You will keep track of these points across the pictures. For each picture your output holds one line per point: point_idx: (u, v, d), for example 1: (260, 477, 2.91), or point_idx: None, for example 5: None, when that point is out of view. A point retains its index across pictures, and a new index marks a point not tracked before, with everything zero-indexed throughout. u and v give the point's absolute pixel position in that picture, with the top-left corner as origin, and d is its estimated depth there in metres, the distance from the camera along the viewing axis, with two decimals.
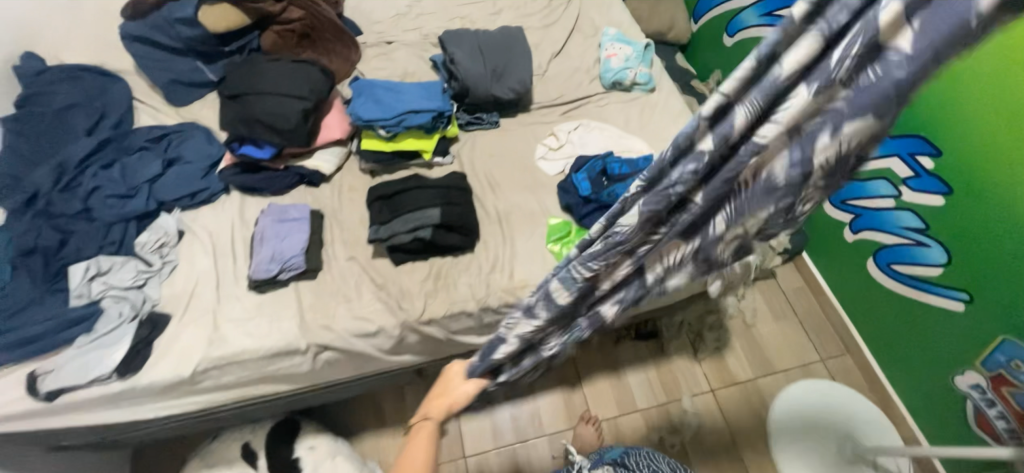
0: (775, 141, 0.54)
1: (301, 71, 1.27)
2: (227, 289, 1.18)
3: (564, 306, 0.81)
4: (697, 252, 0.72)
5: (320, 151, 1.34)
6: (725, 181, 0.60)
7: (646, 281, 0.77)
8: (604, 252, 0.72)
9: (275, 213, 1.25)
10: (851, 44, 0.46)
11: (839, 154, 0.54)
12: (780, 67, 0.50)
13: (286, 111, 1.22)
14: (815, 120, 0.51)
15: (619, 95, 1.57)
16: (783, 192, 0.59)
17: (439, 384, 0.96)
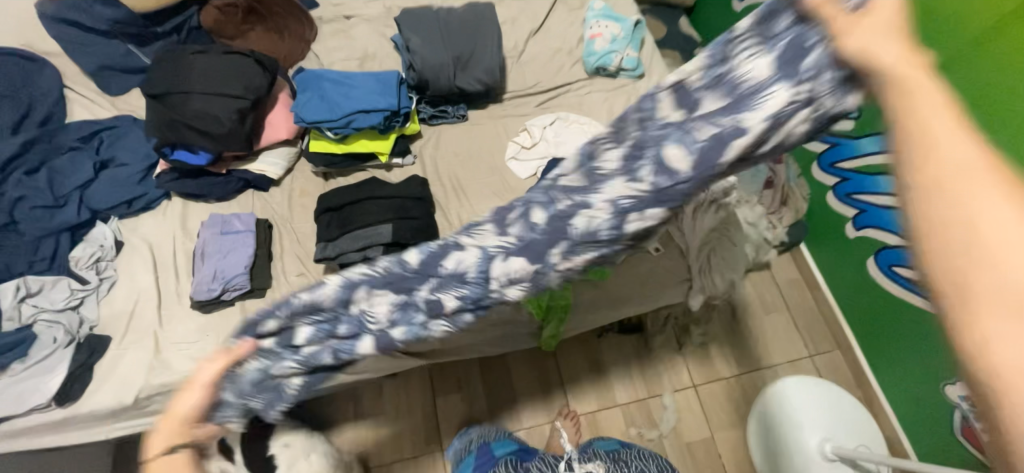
0: (598, 197, 0.73)
1: (234, 65, 1.13)
2: (170, 308, 1.11)
3: (390, 288, 0.78)
4: (537, 274, 0.78)
5: (267, 153, 1.22)
6: (550, 229, 0.75)
7: (481, 290, 0.80)
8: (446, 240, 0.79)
9: (217, 224, 1.15)
10: (654, 154, 0.69)
11: (641, 227, 0.72)
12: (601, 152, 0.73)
13: (219, 114, 1.08)
14: (621, 188, 0.71)
15: (604, 83, 1.40)
16: (599, 245, 0.74)
17: (160, 437, 0.70)
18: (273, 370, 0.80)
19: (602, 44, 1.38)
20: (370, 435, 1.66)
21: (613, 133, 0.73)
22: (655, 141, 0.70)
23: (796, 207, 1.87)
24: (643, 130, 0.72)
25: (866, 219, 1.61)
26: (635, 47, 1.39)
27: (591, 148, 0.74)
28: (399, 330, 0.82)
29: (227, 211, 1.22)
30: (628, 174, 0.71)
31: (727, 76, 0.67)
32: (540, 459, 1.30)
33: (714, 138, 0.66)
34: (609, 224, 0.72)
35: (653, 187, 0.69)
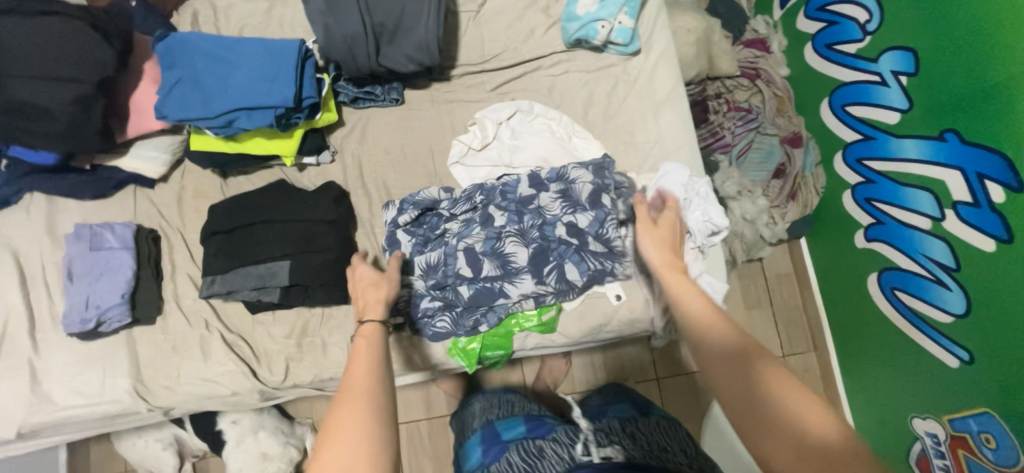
0: (462, 245, 0.95)
1: (64, 31, 0.82)
2: (47, 332, 0.96)
3: (526, 195, 0.96)
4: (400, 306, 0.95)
5: (141, 144, 0.96)
6: (424, 259, 0.96)
7: (421, 273, 0.96)
8: (460, 201, 0.97)
9: (85, 237, 0.94)
10: (505, 226, 0.95)
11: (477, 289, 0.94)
12: (459, 205, 0.97)
13: (50, 106, 0.82)
14: (479, 247, 0.95)
15: (585, 58, 1.06)
16: (445, 288, 0.95)
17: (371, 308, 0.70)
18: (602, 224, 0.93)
19: (587, 4, 1.03)
20: (325, 402, 1.41)
21: (473, 203, 0.97)
22: (502, 233, 0.95)
23: (805, 203, 1.61)
24: (502, 206, 0.96)
25: (878, 231, 1.36)
26: (632, 12, 1.03)
27: (451, 205, 0.97)
28: (461, 258, 0.94)
29: (103, 216, 1.00)
30: (475, 256, 0.94)
31: (570, 193, 0.95)
32: (550, 438, 0.79)
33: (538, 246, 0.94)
34: (455, 267, 0.94)
35: (490, 252, 0.94)
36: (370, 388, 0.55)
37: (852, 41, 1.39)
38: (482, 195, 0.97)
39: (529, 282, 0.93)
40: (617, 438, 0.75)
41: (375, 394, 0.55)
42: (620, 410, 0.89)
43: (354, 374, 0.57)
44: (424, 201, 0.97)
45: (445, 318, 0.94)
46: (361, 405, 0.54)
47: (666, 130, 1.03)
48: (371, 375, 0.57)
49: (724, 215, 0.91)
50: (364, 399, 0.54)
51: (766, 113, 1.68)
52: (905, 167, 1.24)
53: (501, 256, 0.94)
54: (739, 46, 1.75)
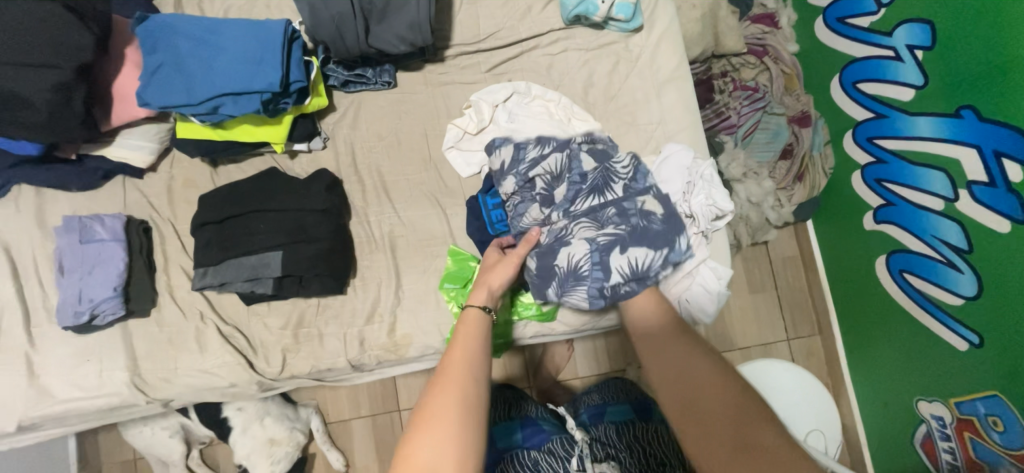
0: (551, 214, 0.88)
1: (36, 16, 0.78)
2: (42, 326, 0.95)
3: (544, 170, 0.90)
4: (614, 260, 0.84)
5: (127, 133, 0.93)
6: (605, 203, 0.87)
7: (623, 219, 0.86)
8: (533, 160, 0.91)
9: (75, 229, 0.92)
10: (538, 209, 0.89)
11: (575, 269, 0.85)
12: (536, 172, 0.90)
13: (29, 94, 0.79)
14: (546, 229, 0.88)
15: (585, 37, 1.02)
16: (606, 249, 0.85)
17: (477, 292, 0.76)
18: (618, 204, 0.87)
19: None
20: (329, 389, 1.41)
21: (529, 182, 0.90)
22: (632, 190, 0.88)
23: (812, 184, 1.58)
24: (521, 179, 0.90)
25: (888, 213, 1.32)
26: None
27: (534, 165, 0.90)
28: (556, 226, 0.88)
29: (94, 207, 0.98)
30: (598, 214, 0.87)
31: (579, 170, 0.89)
32: (547, 450, 0.83)
33: (563, 230, 0.87)
34: (587, 227, 0.87)
35: (548, 234, 0.88)
36: (466, 379, 0.61)
37: (865, 14, 1.33)
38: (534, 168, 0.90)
39: (643, 253, 0.84)
40: (613, 450, 0.80)
41: (470, 389, 0.61)
42: (618, 412, 0.91)
43: (452, 361, 0.64)
44: (522, 150, 0.91)
45: (580, 290, 0.85)
46: (456, 394, 0.60)
47: (670, 111, 1.00)
48: (470, 369, 0.63)
49: (729, 198, 0.87)
50: (458, 389, 0.60)
51: (774, 92, 1.62)
52: (917, 145, 1.19)
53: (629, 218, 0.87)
54: (747, 21, 1.68)
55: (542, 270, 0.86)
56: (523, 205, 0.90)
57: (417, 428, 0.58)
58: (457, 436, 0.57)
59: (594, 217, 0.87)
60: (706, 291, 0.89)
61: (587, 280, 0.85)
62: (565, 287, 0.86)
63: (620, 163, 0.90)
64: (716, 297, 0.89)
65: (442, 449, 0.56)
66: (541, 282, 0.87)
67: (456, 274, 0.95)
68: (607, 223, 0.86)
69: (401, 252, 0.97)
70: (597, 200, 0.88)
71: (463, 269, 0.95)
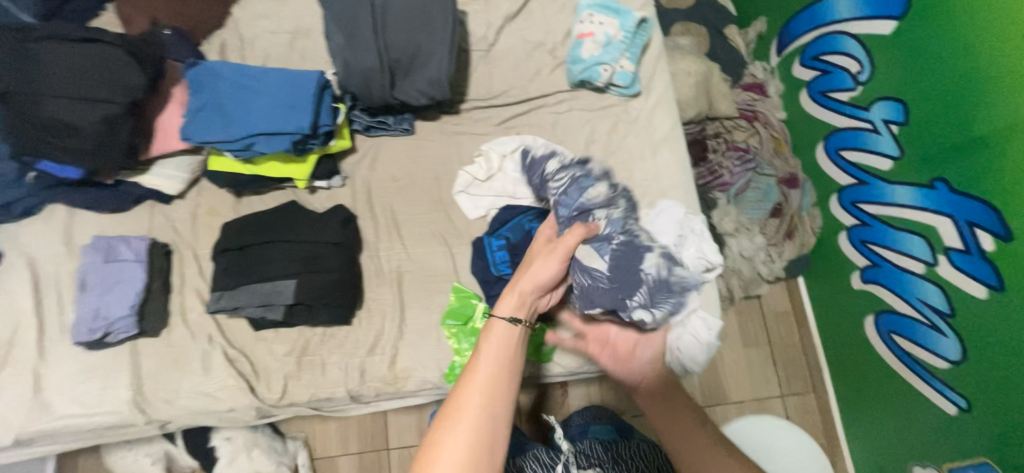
0: (612, 205, 0.92)
1: (98, 57, 0.86)
2: (52, 341, 0.98)
3: (597, 169, 0.97)
4: (677, 267, 0.87)
5: (162, 163, 1.01)
6: (645, 220, 0.96)
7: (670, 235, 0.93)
8: (576, 165, 0.98)
9: (101, 249, 0.98)
10: (602, 194, 0.92)
11: (648, 272, 0.85)
12: (590, 168, 0.97)
13: (82, 124, 0.86)
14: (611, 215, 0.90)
15: (588, 98, 1.12)
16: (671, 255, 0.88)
17: (504, 301, 0.76)
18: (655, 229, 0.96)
19: (591, 48, 1.08)
20: (320, 421, 1.40)
21: (586, 173, 0.95)
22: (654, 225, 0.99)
23: (803, 242, 1.65)
24: (575, 174, 0.96)
25: (875, 274, 1.38)
26: (632, 57, 1.09)
27: (583, 166, 0.98)
28: (613, 213, 0.91)
29: (121, 228, 1.04)
30: (648, 223, 0.93)
31: (618, 183, 0.99)
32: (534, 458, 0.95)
33: (626, 225, 0.89)
34: (644, 229, 0.90)
35: (614, 222, 0.89)
36: (477, 419, 0.65)
37: (845, 90, 1.46)
38: (587, 167, 0.98)
39: (693, 269, 0.90)
40: (597, 460, 0.92)
41: (484, 431, 0.65)
42: (601, 431, 1.03)
43: (467, 397, 0.67)
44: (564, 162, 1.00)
45: (652, 294, 0.85)
46: (466, 435, 0.64)
47: (664, 169, 1.08)
48: (486, 402, 0.66)
49: (719, 253, 0.93)
50: (467, 432, 0.64)
51: (763, 153, 1.75)
52: (897, 211, 1.27)
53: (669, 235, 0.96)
54: (738, 89, 1.85)
55: (618, 260, 0.85)
56: (587, 184, 0.93)
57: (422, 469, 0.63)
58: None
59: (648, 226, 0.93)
60: (696, 341, 0.94)
61: (660, 280, 0.85)
62: (642, 290, 0.85)
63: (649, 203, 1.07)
64: (706, 347, 0.94)
65: None
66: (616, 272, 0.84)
67: (457, 311, 1.00)
68: (656, 233, 0.92)
69: (406, 286, 1.02)
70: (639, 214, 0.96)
71: (465, 306, 1.00)
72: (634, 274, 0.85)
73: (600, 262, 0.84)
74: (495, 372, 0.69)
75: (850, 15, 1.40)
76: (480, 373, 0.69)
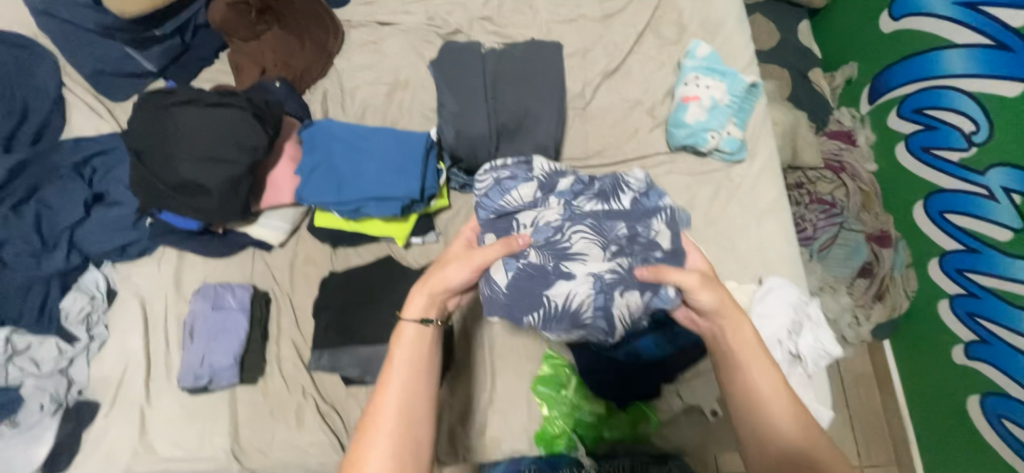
0: (546, 208, 0.86)
1: (227, 119, 0.90)
2: (158, 381, 1.02)
3: (545, 171, 0.91)
4: (604, 296, 0.80)
5: (269, 214, 1.03)
6: (608, 221, 0.85)
7: (625, 244, 0.83)
8: (529, 166, 0.92)
9: (209, 297, 1.02)
10: (539, 199, 0.87)
11: (564, 301, 0.80)
12: (536, 173, 0.91)
13: (207, 183, 0.89)
14: (545, 221, 0.85)
15: (687, 162, 1.08)
16: (608, 282, 0.80)
17: (413, 302, 0.74)
18: (630, 231, 0.84)
19: (696, 113, 1.04)
20: None
21: (532, 178, 0.90)
22: (638, 215, 0.86)
23: (894, 305, 1.53)
24: (518, 176, 0.90)
25: (983, 351, 1.29)
26: (739, 123, 1.06)
27: (531, 169, 0.91)
28: (549, 217, 0.85)
29: (224, 274, 1.07)
30: (600, 228, 0.84)
31: (583, 187, 0.90)
32: None
33: (557, 233, 0.83)
34: (585, 237, 0.82)
35: (544, 235, 0.83)
36: (394, 426, 0.65)
37: (954, 149, 1.37)
38: (540, 172, 0.91)
39: (637, 298, 0.79)
40: None
41: (406, 432, 0.65)
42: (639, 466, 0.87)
43: (383, 404, 0.66)
44: (528, 161, 0.93)
45: (568, 323, 0.81)
46: (387, 444, 0.64)
47: (768, 240, 1.03)
48: (402, 409, 0.66)
49: (839, 343, 0.89)
50: (385, 439, 0.64)
51: (850, 207, 1.63)
52: (1016, 288, 1.19)
53: (634, 245, 0.83)
54: (824, 137, 1.75)
55: (519, 281, 0.80)
56: (514, 185, 0.88)
57: None
58: None
59: (603, 236, 0.83)
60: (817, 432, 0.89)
61: (575, 309, 0.80)
62: (549, 319, 0.80)
63: (632, 180, 0.92)
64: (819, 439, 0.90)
65: None
66: (511, 298, 0.80)
67: (550, 379, 0.98)
68: (608, 244, 0.83)
69: (497, 350, 1.01)
70: (600, 213, 0.86)
71: (560, 373, 0.97)
72: (545, 301, 0.80)
73: (501, 275, 0.80)
74: (410, 372, 0.69)
75: (967, 73, 1.32)
76: (394, 379, 0.68)
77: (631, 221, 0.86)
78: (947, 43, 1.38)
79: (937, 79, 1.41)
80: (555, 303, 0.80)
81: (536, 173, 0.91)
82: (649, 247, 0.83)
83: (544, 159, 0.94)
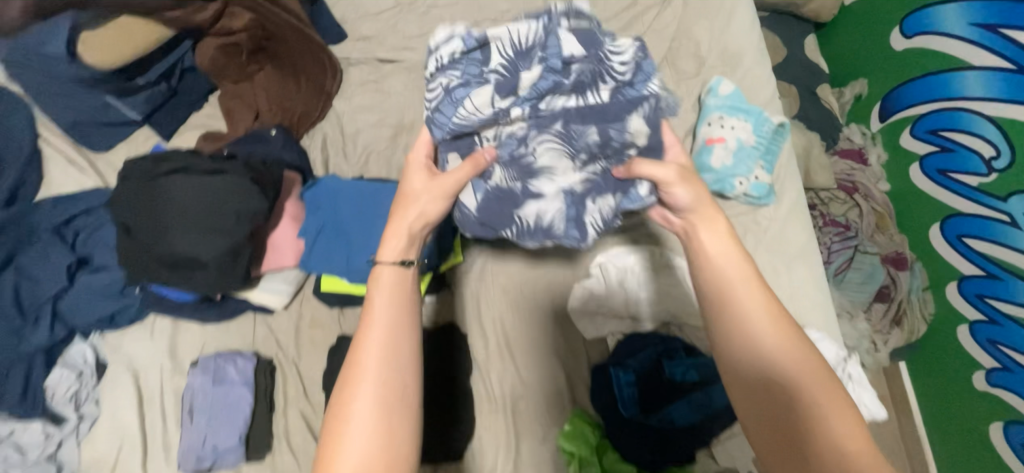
0: (506, 109, 0.69)
1: (222, 185, 0.82)
2: (156, 462, 0.94)
3: (499, 55, 0.68)
4: (573, 205, 0.80)
5: (271, 277, 0.96)
6: (581, 112, 0.70)
7: (602, 141, 0.72)
8: (481, 51, 0.69)
9: (209, 370, 0.95)
10: (499, 99, 0.69)
11: (536, 220, 0.81)
12: (493, 57, 0.69)
13: (204, 256, 0.81)
14: (508, 133, 0.73)
15: (711, 205, 1.03)
16: (578, 189, 0.79)
17: (390, 244, 0.69)
18: (606, 129, 0.71)
19: (722, 156, 1.00)
20: None
21: (483, 70, 0.69)
22: (620, 100, 0.70)
23: (912, 329, 1.47)
24: (469, 62, 0.69)
25: (1005, 378, 1.26)
26: (767, 165, 1.01)
27: (483, 54, 0.69)
28: (513, 126, 0.72)
29: (224, 341, 1.00)
30: (570, 130, 0.71)
31: (552, 64, 0.67)
32: None
33: (524, 142, 0.73)
34: (552, 145, 0.73)
35: (509, 147, 0.74)
36: (379, 369, 0.58)
37: (974, 174, 1.28)
38: (496, 54, 0.68)
39: (608, 206, 0.79)
40: None
41: (390, 370, 0.59)
42: None
43: (365, 347, 0.60)
44: (479, 40, 0.69)
45: (541, 237, 0.84)
46: (373, 386, 0.58)
47: (799, 287, 0.99)
48: (386, 350, 0.60)
49: (882, 406, 0.85)
50: (369, 381, 0.58)
51: (864, 228, 1.55)
52: None
53: (608, 149, 0.73)
54: (834, 155, 1.66)
55: (489, 204, 0.79)
56: (467, 91, 0.68)
57: (334, 426, 0.56)
58: (386, 427, 0.56)
59: (574, 135, 0.72)
60: None
61: (548, 223, 0.81)
62: (524, 234, 0.84)
63: (619, 55, 0.68)
64: None
65: (369, 450, 0.55)
66: (483, 217, 0.81)
67: (576, 435, 0.91)
68: (581, 144, 0.72)
69: (520, 414, 0.95)
70: (572, 106, 0.70)
71: (586, 432, 0.91)
72: (517, 219, 0.81)
73: (472, 201, 0.80)
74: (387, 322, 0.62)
75: (988, 96, 1.23)
76: (377, 317, 0.62)
77: (609, 109, 0.70)
78: (964, 64, 1.29)
79: (953, 100, 1.32)
80: (527, 222, 0.82)
81: (494, 66, 0.69)
82: (624, 138, 0.72)
83: (501, 37, 0.68)
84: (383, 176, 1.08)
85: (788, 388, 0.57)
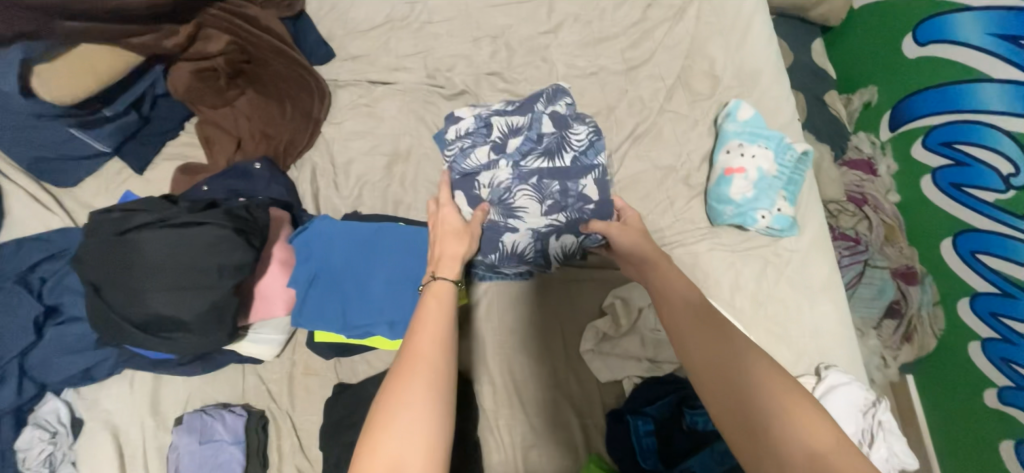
0: (495, 161, 0.96)
1: (203, 236, 0.74)
2: None
3: (495, 124, 0.98)
4: (541, 244, 0.94)
5: (259, 326, 0.88)
6: (552, 172, 0.95)
7: (565, 193, 0.94)
8: (480, 122, 0.99)
9: (196, 429, 0.88)
10: (492, 153, 0.96)
11: (512, 251, 0.94)
12: (491, 119, 0.99)
13: (184, 315, 0.73)
14: (493, 186, 0.94)
15: (730, 237, 0.97)
16: (545, 232, 0.94)
17: (445, 265, 0.73)
18: (569, 184, 0.95)
19: (742, 187, 0.93)
20: None
21: (486, 128, 0.98)
22: (580, 161, 0.96)
23: (922, 345, 1.31)
24: (475, 127, 0.98)
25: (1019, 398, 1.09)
26: (790, 196, 0.96)
27: (484, 122, 0.98)
28: (502, 173, 0.95)
29: (211, 393, 0.93)
30: (542, 183, 0.94)
31: (535, 134, 0.97)
32: None
33: (506, 189, 0.94)
34: (528, 191, 0.94)
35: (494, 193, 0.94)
36: (433, 355, 0.56)
37: (988, 189, 1.12)
38: (496, 120, 0.99)
39: (571, 241, 0.95)
40: None
41: (441, 362, 0.56)
42: None
43: (420, 338, 0.58)
44: (484, 114, 1.00)
45: (515, 267, 0.96)
46: (425, 373, 0.54)
47: (823, 322, 0.93)
48: (438, 338, 0.58)
49: (914, 455, 0.81)
50: (426, 370, 0.55)
51: (874, 242, 1.38)
52: None
53: (569, 198, 0.95)
54: (841, 166, 1.50)
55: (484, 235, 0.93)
56: (472, 147, 0.97)
57: (381, 412, 0.51)
58: (432, 418, 0.51)
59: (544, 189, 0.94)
60: None
61: (522, 256, 0.95)
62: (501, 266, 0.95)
63: (577, 137, 0.97)
64: None
65: (409, 435, 0.49)
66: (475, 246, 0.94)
67: None
68: (549, 195, 0.94)
69: (532, 467, 0.86)
70: (545, 163, 0.96)
71: None
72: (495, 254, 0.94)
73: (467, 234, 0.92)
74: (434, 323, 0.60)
75: (1002, 109, 1.09)
76: (428, 315, 0.61)
77: (575, 170, 0.96)
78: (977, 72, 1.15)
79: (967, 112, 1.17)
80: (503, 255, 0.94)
81: (494, 136, 0.98)
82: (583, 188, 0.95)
83: (499, 116, 0.99)
84: (379, 209, 0.99)
85: (739, 379, 0.50)
